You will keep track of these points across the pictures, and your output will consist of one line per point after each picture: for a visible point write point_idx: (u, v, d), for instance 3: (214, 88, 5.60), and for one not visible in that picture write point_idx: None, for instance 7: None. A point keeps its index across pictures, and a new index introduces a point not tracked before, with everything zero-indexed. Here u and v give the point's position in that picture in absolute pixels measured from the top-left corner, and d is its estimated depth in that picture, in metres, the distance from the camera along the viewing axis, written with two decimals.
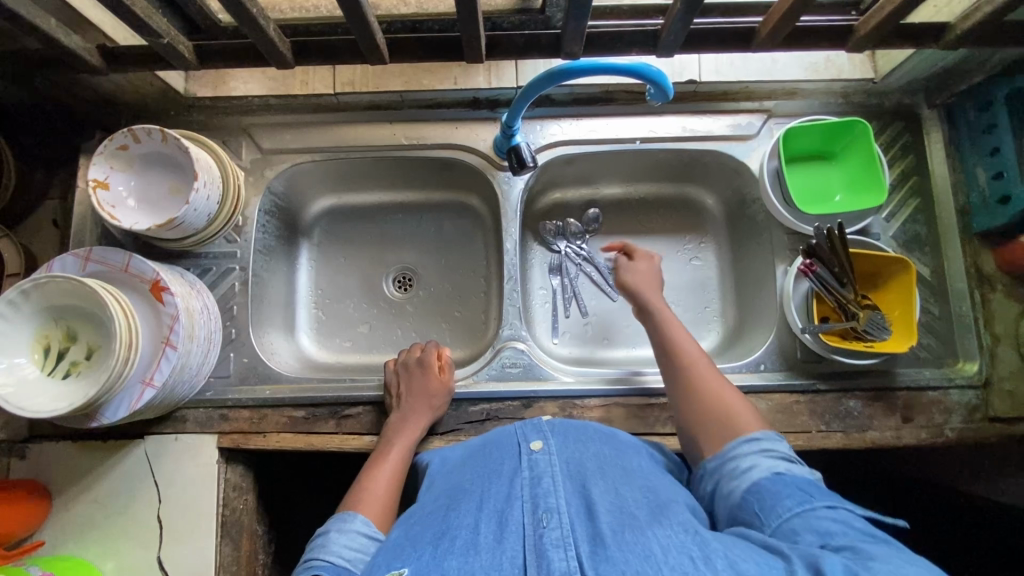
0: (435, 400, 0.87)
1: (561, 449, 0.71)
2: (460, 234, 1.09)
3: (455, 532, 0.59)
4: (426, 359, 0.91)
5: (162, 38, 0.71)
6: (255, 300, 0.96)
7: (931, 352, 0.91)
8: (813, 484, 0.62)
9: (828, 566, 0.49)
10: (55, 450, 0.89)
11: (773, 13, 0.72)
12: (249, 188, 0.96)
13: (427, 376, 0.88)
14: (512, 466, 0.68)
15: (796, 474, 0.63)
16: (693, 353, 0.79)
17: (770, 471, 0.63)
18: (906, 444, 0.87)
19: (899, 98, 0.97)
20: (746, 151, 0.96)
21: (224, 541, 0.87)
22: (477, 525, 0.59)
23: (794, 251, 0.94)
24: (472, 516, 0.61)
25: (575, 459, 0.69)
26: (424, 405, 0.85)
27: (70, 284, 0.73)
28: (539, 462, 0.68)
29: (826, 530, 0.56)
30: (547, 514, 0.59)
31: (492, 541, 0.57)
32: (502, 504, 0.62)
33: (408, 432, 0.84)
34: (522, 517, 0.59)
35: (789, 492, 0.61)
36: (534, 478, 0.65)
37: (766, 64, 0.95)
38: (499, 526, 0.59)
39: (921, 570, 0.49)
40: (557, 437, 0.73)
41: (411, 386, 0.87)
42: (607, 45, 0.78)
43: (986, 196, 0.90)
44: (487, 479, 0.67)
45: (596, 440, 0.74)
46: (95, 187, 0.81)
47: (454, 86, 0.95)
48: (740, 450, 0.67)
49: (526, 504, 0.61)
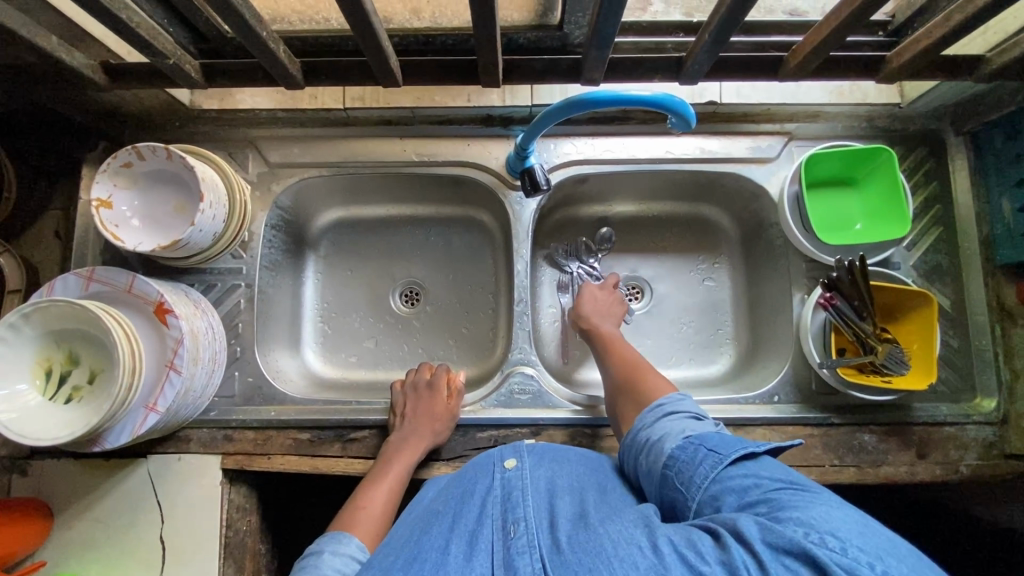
0: (440, 422, 0.86)
1: (535, 468, 0.68)
2: (469, 250, 1.07)
3: (425, 555, 0.57)
4: (433, 381, 0.90)
5: (168, 59, 0.69)
6: (261, 317, 0.94)
7: (948, 386, 0.89)
8: (720, 440, 0.64)
9: (746, 528, 0.50)
10: (55, 467, 0.88)
11: (804, 44, 0.69)
12: (255, 203, 0.94)
13: (435, 399, 0.87)
14: (485, 484, 0.66)
15: (701, 434, 0.66)
16: (626, 360, 0.85)
17: (679, 440, 0.66)
18: (920, 481, 0.85)
19: (924, 123, 0.94)
20: (766, 175, 0.94)
21: (227, 563, 0.86)
22: (447, 546, 0.58)
23: (811, 280, 0.92)
24: (441, 538, 0.59)
25: (549, 477, 0.67)
26: (431, 427, 0.84)
27: (70, 307, 0.71)
28: (511, 479, 0.66)
29: (741, 488, 0.58)
30: (514, 526, 0.58)
31: (461, 560, 0.56)
32: (473, 525, 0.60)
33: (408, 454, 0.82)
34: (492, 536, 0.58)
35: (699, 456, 0.62)
36: (506, 496, 0.63)
37: (790, 87, 0.92)
38: (469, 545, 0.58)
39: (827, 507, 0.52)
40: (533, 457, 0.71)
41: (417, 408, 0.85)
42: (628, 70, 0.76)
43: (1011, 229, 0.87)
44: (461, 499, 0.65)
45: (573, 461, 0.72)
46: (98, 206, 0.79)
47: (467, 103, 0.93)
48: (650, 428, 0.70)
49: (495, 521, 0.60)
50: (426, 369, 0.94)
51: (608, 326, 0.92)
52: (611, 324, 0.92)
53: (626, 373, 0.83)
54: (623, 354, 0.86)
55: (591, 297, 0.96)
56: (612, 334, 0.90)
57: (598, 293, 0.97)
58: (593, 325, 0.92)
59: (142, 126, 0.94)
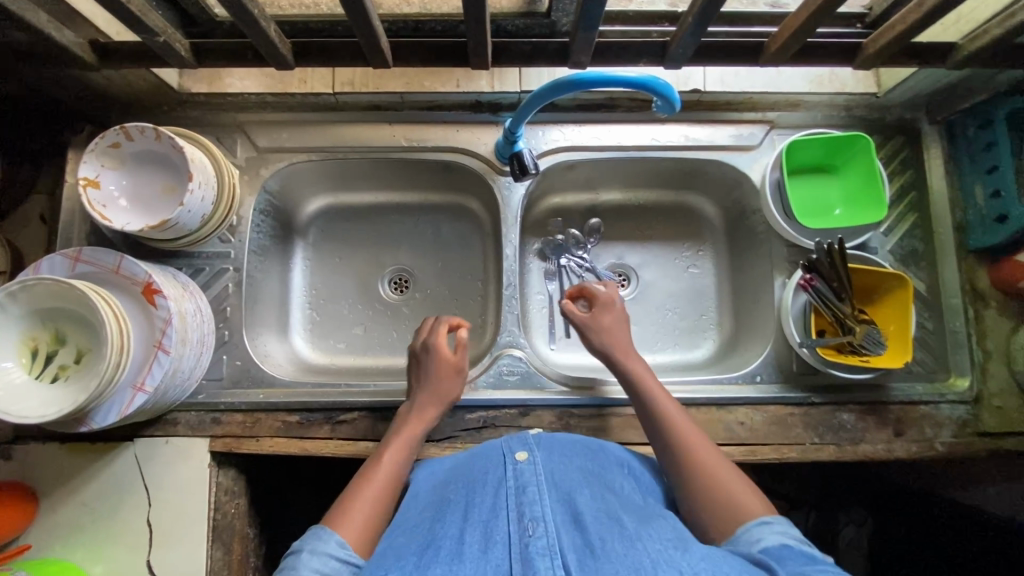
0: (447, 386, 0.83)
1: (546, 461, 0.70)
2: (458, 237, 1.08)
3: (439, 543, 0.59)
4: (426, 345, 0.86)
5: (158, 37, 0.69)
6: (249, 301, 0.94)
7: (923, 366, 0.92)
8: (821, 556, 0.59)
9: None
10: (41, 451, 0.87)
11: (783, 30, 0.71)
12: (244, 187, 0.94)
13: (434, 359, 0.84)
14: (496, 475, 0.68)
15: (806, 546, 0.60)
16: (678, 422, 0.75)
17: (778, 543, 0.60)
18: (896, 458, 0.88)
19: (900, 113, 0.97)
20: (748, 162, 0.96)
21: (215, 545, 0.86)
22: (462, 535, 0.59)
23: (793, 264, 0.94)
24: (456, 527, 0.61)
25: (559, 471, 0.69)
26: (438, 389, 0.82)
27: (58, 286, 0.71)
28: (524, 471, 0.68)
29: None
30: (532, 523, 0.59)
31: (477, 551, 0.57)
32: (487, 515, 0.62)
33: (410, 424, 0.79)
34: (507, 529, 0.59)
35: (796, 558, 0.58)
36: (519, 487, 0.65)
37: (770, 76, 0.95)
38: (485, 536, 0.59)
39: None
40: (543, 451, 0.72)
41: (423, 377, 0.83)
42: (613, 54, 0.77)
43: (983, 215, 0.91)
44: (472, 488, 0.67)
45: (579, 455, 0.73)
46: (85, 185, 0.79)
47: (458, 89, 0.94)
48: (746, 528, 0.63)
49: (511, 513, 0.61)
50: (428, 327, 0.89)
51: (642, 369, 0.82)
52: (643, 365, 0.83)
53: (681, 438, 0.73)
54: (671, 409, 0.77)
55: (612, 326, 0.87)
56: (650, 381, 0.80)
57: (623, 317, 0.89)
58: (629, 367, 0.82)
59: (129, 110, 0.94)
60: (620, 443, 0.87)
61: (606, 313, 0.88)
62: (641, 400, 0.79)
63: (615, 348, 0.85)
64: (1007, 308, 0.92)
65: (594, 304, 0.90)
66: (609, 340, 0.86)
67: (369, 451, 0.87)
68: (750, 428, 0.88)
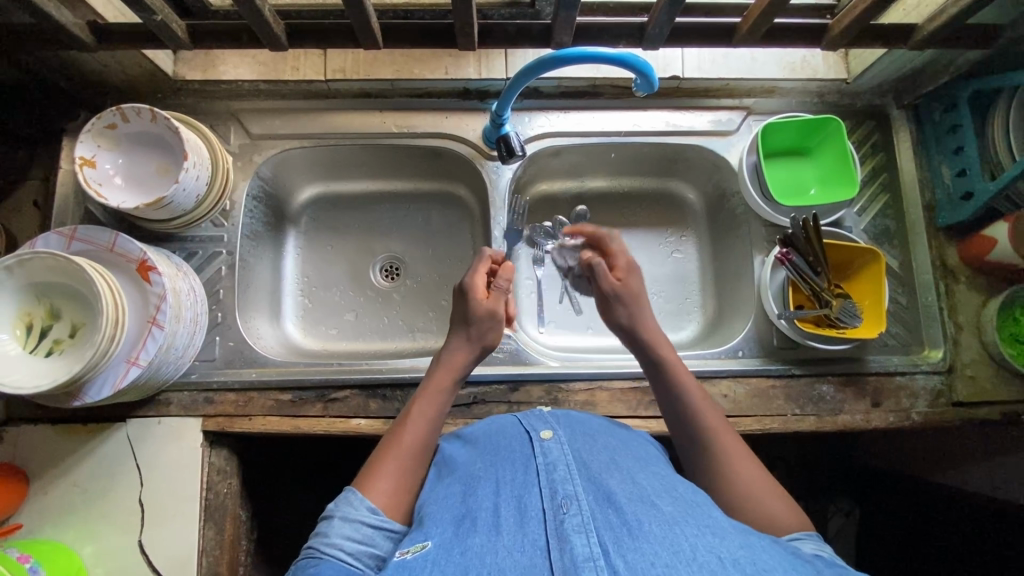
0: (491, 329, 0.79)
1: (571, 440, 0.69)
2: (448, 225, 1.10)
3: (475, 514, 0.58)
4: (463, 284, 0.81)
5: (156, 15, 0.72)
6: (242, 285, 0.96)
7: (899, 339, 0.95)
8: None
9: None
10: (33, 433, 0.87)
11: (751, 13, 0.78)
12: (237, 172, 0.96)
13: (473, 302, 0.79)
14: (523, 453, 0.66)
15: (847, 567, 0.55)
16: (707, 415, 0.71)
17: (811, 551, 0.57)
18: (875, 427, 0.91)
19: (869, 99, 1.02)
20: (726, 146, 1.00)
21: (207, 524, 0.86)
22: (497, 508, 0.58)
23: (771, 242, 0.98)
24: (489, 500, 0.60)
25: (585, 449, 0.67)
26: (480, 334, 0.78)
27: (57, 261, 0.73)
28: (550, 449, 0.66)
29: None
30: (566, 502, 0.57)
31: (513, 525, 0.55)
32: (519, 489, 0.60)
33: (448, 373, 0.76)
34: (541, 503, 0.58)
35: (826, 565, 0.54)
36: (548, 464, 0.63)
37: (746, 63, 0.98)
38: (519, 511, 0.57)
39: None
40: (565, 429, 0.71)
41: (460, 324, 0.79)
42: (594, 36, 0.81)
43: (950, 193, 0.95)
44: (500, 464, 0.66)
45: (601, 433, 0.72)
46: (82, 164, 0.82)
47: (445, 76, 0.97)
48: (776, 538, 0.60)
49: (543, 489, 0.59)
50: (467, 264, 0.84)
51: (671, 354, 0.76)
52: (671, 351, 0.77)
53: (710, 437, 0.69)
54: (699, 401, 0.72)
55: (639, 292, 0.81)
56: (679, 370, 0.75)
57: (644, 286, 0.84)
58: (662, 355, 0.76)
59: (125, 98, 0.96)
60: (608, 416, 0.89)
61: (637, 279, 0.82)
62: (668, 391, 0.74)
63: (645, 326, 0.78)
64: (976, 282, 0.96)
65: (622, 268, 0.83)
66: (638, 315, 0.79)
67: (361, 428, 0.89)
68: (733, 400, 0.91)
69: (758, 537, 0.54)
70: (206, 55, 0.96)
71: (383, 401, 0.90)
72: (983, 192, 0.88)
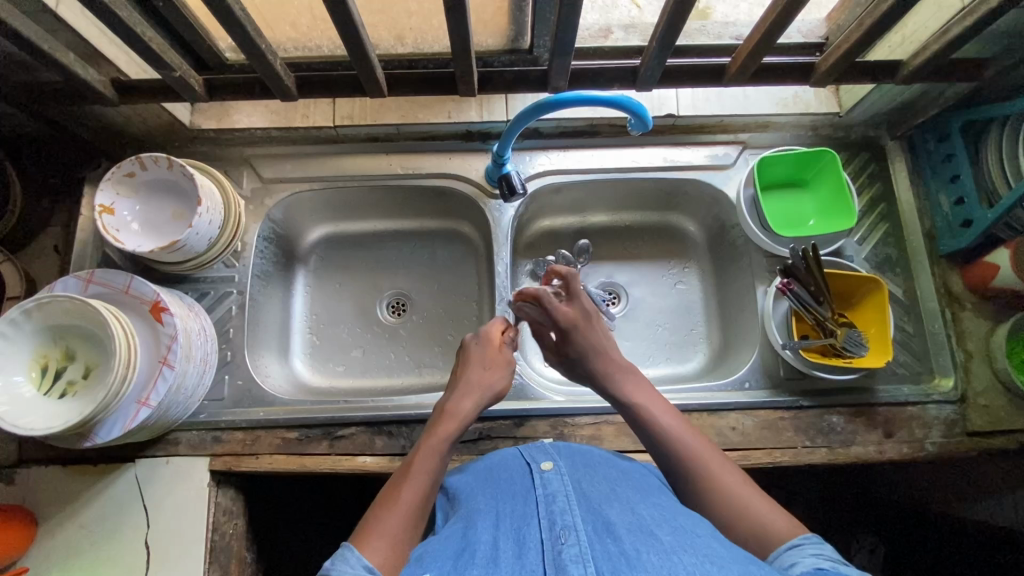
0: (496, 376, 0.81)
1: (572, 471, 0.68)
2: (452, 261, 1.12)
3: (474, 546, 0.57)
4: (479, 332, 0.86)
5: (175, 72, 0.77)
6: (252, 324, 0.97)
7: (907, 368, 0.94)
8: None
9: None
10: (43, 474, 0.88)
11: (739, 53, 0.81)
12: (248, 215, 1.00)
13: (484, 347, 0.83)
14: (522, 486, 0.66)
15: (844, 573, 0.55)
16: (674, 425, 0.73)
17: (812, 566, 0.56)
18: (889, 459, 0.89)
19: (863, 131, 1.04)
20: (724, 180, 1.02)
21: (212, 566, 0.85)
22: (496, 541, 0.58)
23: (772, 272, 0.99)
24: (488, 533, 0.59)
25: (587, 480, 0.67)
26: (485, 381, 0.80)
27: (71, 303, 0.76)
28: (551, 480, 0.66)
29: None
30: (564, 532, 0.57)
31: (511, 556, 0.55)
32: (518, 523, 0.60)
33: (454, 421, 0.74)
34: (540, 534, 0.57)
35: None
36: (547, 496, 0.63)
37: (740, 100, 1.01)
38: (517, 543, 0.57)
39: None
40: (566, 460, 0.71)
41: (469, 373, 0.80)
42: (590, 80, 0.86)
43: (950, 221, 0.96)
44: (500, 498, 0.65)
45: (601, 464, 0.72)
46: (101, 212, 0.86)
47: (448, 119, 1.01)
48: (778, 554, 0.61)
49: (542, 521, 0.59)
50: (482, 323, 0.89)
51: (637, 386, 0.78)
52: (638, 382, 0.79)
53: (693, 453, 0.70)
54: (663, 415, 0.74)
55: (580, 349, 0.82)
56: (649, 400, 0.76)
57: (596, 339, 0.82)
58: (623, 387, 0.78)
59: (143, 147, 1.01)
60: (615, 450, 0.88)
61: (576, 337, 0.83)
62: (638, 420, 0.75)
63: (603, 365, 0.81)
64: (982, 308, 0.95)
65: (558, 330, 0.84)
66: (591, 361, 0.81)
67: (366, 466, 0.89)
68: (741, 432, 0.90)
69: (757, 565, 0.53)
70: (221, 105, 1.01)
71: (389, 438, 0.90)
72: (981, 219, 0.88)
